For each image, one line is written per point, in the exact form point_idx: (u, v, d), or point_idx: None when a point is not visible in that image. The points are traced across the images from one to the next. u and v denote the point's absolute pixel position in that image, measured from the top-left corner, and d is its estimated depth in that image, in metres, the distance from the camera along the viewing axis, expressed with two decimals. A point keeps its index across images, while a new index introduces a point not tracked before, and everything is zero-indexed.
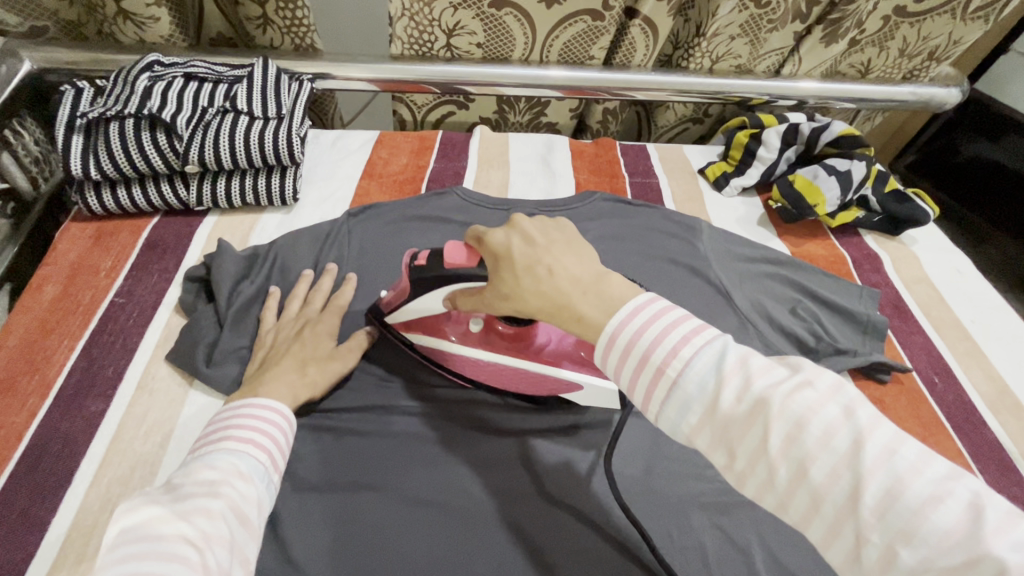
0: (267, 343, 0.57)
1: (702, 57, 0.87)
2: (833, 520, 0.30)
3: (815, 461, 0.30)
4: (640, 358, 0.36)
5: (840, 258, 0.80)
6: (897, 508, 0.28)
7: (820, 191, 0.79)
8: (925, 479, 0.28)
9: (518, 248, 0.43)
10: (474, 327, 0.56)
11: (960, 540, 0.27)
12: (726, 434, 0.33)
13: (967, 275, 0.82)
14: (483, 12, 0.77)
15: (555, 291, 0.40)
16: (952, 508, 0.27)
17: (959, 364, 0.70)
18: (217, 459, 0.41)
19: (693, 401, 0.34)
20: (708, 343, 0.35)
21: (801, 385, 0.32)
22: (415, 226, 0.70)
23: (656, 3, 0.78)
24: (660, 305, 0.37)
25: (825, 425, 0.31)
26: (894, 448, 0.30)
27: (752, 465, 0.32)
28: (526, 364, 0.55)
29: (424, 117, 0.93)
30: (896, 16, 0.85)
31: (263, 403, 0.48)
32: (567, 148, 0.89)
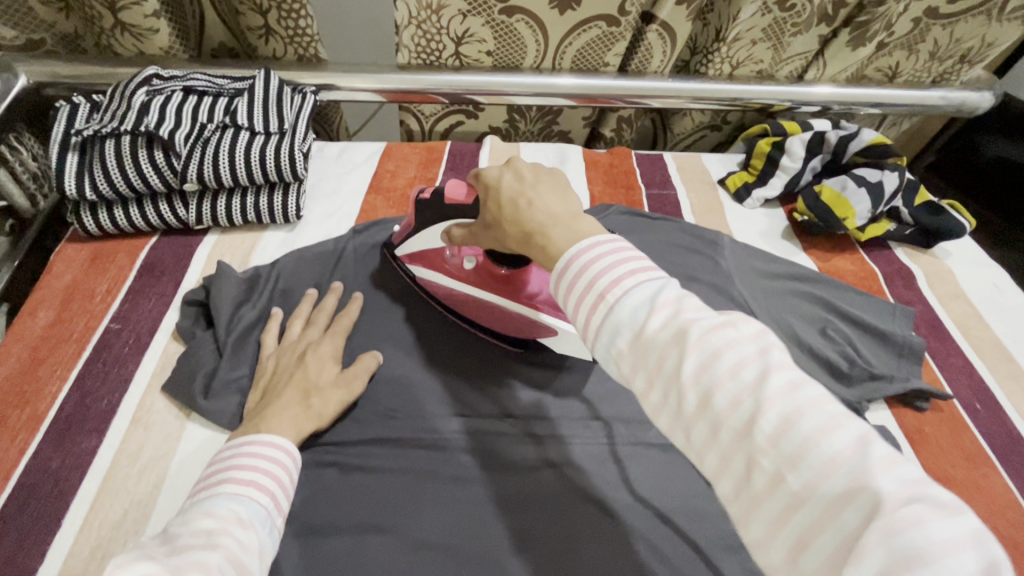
0: (268, 369, 0.54)
1: (722, 63, 0.83)
2: (727, 448, 0.28)
3: (720, 388, 0.28)
4: (582, 282, 0.34)
5: (871, 273, 0.76)
6: (790, 435, 0.26)
7: (849, 204, 0.75)
8: (822, 411, 0.27)
9: (506, 185, 0.43)
10: (467, 264, 0.59)
11: (846, 471, 0.25)
12: (642, 359, 0.31)
13: (1006, 290, 0.77)
14: (494, 19, 0.73)
15: (526, 219, 0.40)
16: (844, 438, 0.26)
17: (1002, 389, 0.66)
18: (215, 505, 0.38)
19: (621, 326, 0.32)
20: (651, 279, 0.33)
21: (725, 321, 0.30)
22: None
23: (674, 7, 0.74)
24: (619, 242, 0.35)
25: (739, 356, 0.29)
26: (799, 384, 0.28)
27: (662, 390, 0.30)
28: (508, 303, 0.57)
29: (432, 128, 0.90)
30: (927, 18, 0.81)
31: (267, 441, 0.45)
32: (580, 158, 0.85)
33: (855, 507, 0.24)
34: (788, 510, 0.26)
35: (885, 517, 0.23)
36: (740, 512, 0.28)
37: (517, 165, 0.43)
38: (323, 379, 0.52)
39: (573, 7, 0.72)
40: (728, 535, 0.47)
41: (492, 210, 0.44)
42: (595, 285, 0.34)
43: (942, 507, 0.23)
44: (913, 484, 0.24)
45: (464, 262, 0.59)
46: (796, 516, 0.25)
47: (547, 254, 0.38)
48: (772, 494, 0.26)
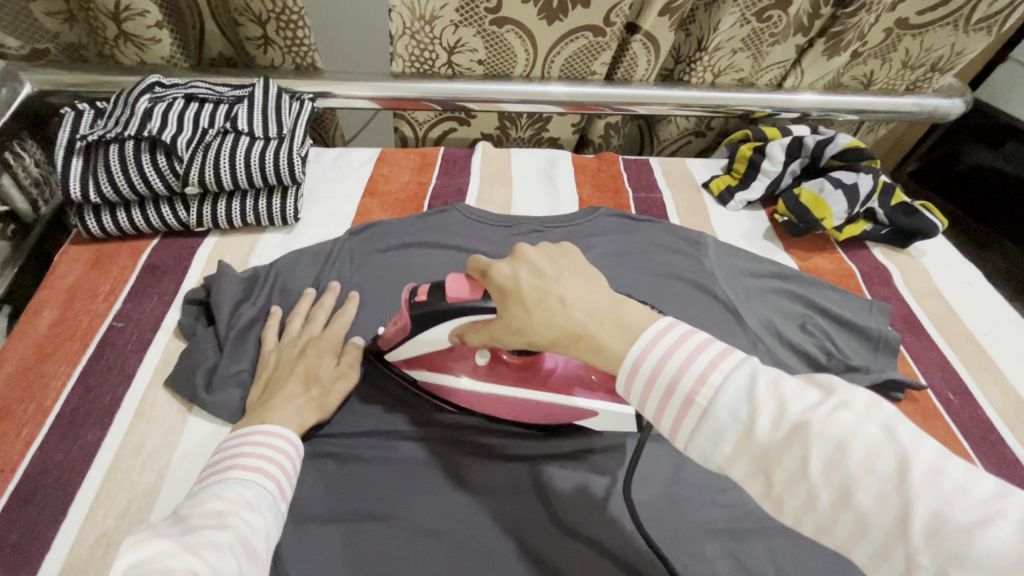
0: (269, 364, 0.55)
1: (705, 71, 0.87)
2: (882, 546, 0.29)
3: (860, 485, 0.29)
4: (667, 386, 0.35)
5: (848, 271, 0.79)
6: (947, 531, 0.27)
7: (826, 205, 0.78)
8: (971, 498, 0.28)
9: (525, 281, 0.41)
10: (481, 361, 0.53)
11: (1020, 564, 0.26)
12: (766, 463, 0.32)
13: (978, 287, 0.80)
14: (485, 29, 0.76)
15: (569, 320, 0.38)
16: (1005, 527, 0.27)
17: (974, 381, 0.69)
18: (225, 489, 0.40)
19: (727, 429, 0.33)
20: (737, 366, 0.34)
21: (838, 406, 0.31)
22: (417, 244, 0.69)
23: (657, 18, 0.78)
24: (689, 332, 0.37)
25: (866, 448, 0.30)
26: (937, 468, 0.29)
27: (790, 490, 0.31)
28: (538, 395, 0.52)
29: (426, 134, 0.93)
30: (898, 28, 0.85)
31: (272, 430, 0.47)
32: (569, 163, 0.88)
33: None
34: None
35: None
36: None
37: (530, 258, 0.42)
38: (323, 372, 0.54)
39: (560, 17, 0.76)
40: (708, 518, 0.50)
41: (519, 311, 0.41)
42: (684, 387, 0.35)
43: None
44: None
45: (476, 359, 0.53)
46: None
47: (606, 356, 0.38)
48: None
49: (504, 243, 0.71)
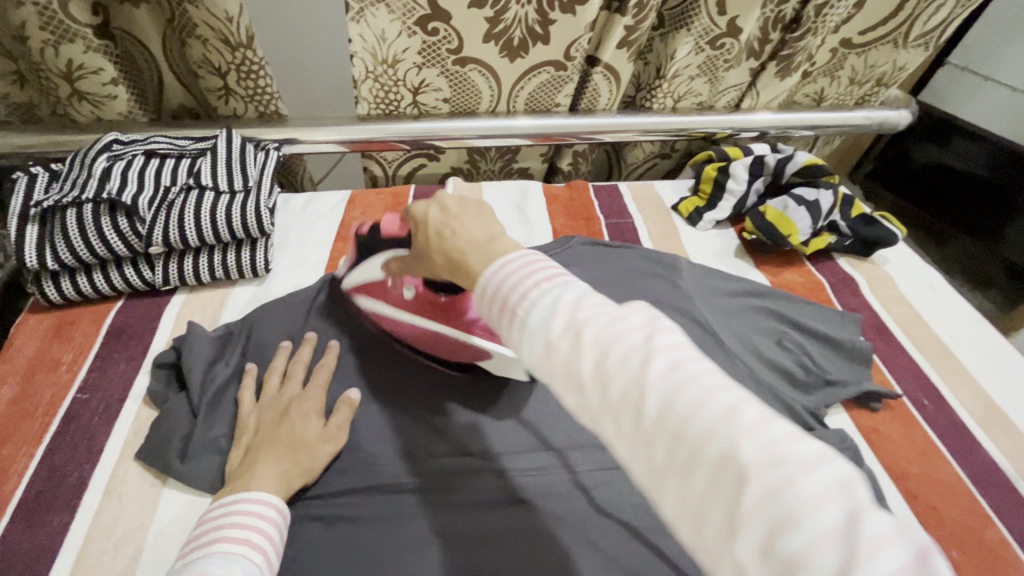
0: (250, 426, 0.54)
1: (665, 97, 0.89)
2: (625, 439, 0.30)
3: (611, 381, 0.30)
4: (492, 297, 0.37)
5: (818, 284, 0.81)
6: (672, 417, 0.28)
7: (792, 222, 0.80)
8: (698, 386, 0.29)
9: (434, 218, 0.45)
10: (408, 293, 0.58)
11: (718, 442, 0.27)
12: (548, 363, 0.33)
13: (941, 290, 0.83)
14: (448, 69, 0.77)
15: (452, 248, 0.42)
16: (717, 409, 0.28)
17: (946, 383, 0.71)
18: (209, 565, 0.39)
19: (530, 336, 0.34)
20: (555, 283, 0.35)
21: (616, 314, 0.33)
22: None
23: (615, 51, 0.80)
24: (529, 254, 0.38)
25: (624, 347, 0.31)
26: (680, 361, 0.30)
27: (568, 392, 0.33)
28: (444, 330, 0.57)
29: (395, 172, 0.92)
30: (843, 48, 0.89)
31: (256, 497, 0.46)
32: (540, 193, 0.89)
33: (729, 476, 0.26)
34: (678, 489, 0.28)
35: (762, 485, 0.26)
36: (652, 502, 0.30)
37: (441, 196, 0.46)
38: (307, 432, 0.53)
39: (522, 54, 0.77)
40: None
41: (422, 242, 0.46)
42: (500, 298, 0.36)
43: (808, 465, 0.25)
44: (780, 446, 0.26)
45: (403, 291, 0.59)
46: (686, 494, 0.28)
47: (471, 278, 0.40)
48: (666, 477, 0.28)
49: None
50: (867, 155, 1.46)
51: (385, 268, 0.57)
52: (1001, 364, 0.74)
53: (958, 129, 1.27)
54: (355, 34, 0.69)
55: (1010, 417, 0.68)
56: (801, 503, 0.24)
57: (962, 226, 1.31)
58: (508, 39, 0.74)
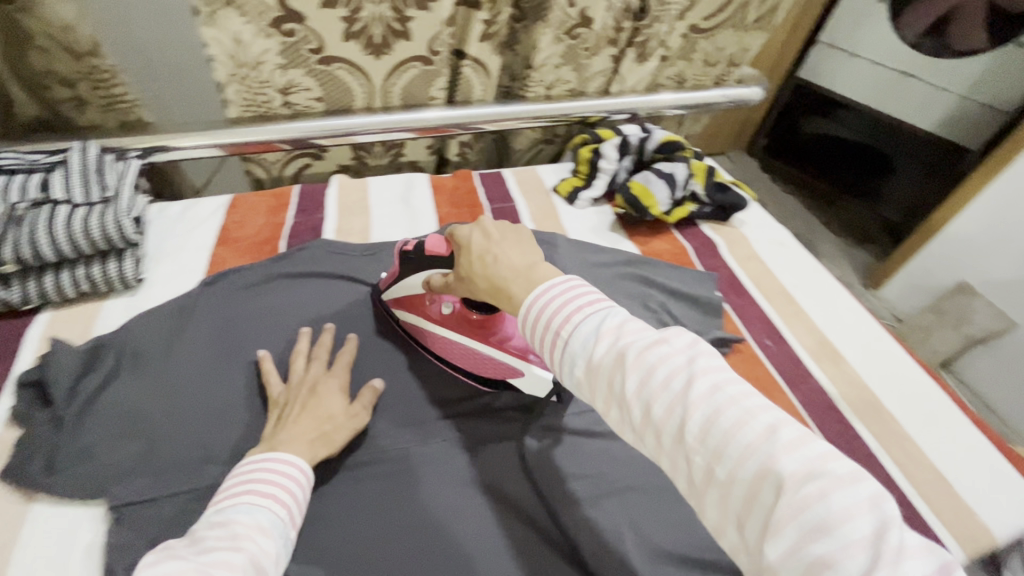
0: (280, 401, 0.59)
1: (537, 86, 0.95)
2: (672, 448, 0.38)
3: (657, 399, 0.38)
4: (544, 324, 0.46)
5: (682, 249, 0.90)
6: (713, 432, 0.36)
7: (653, 194, 0.88)
8: (737, 408, 0.36)
9: (478, 241, 0.54)
10: (446, 309, 0.66)
11: (756, 455, 0.34)
12: (598, 379, 0.42)
13: (789, 245, 0.94)
14: (314, 69, 0.78)
15: (495, 274, 0.52)
16: (754, 427, 0.35)
17: (786, 324, 0.81)
18: (241, 513, 0.46)
19: (579, 356, 0.43)
20: (597, 312, 0.44)
21: (658, 342, 0.40)
22: (281, 284, 0.73)
23: (480, 45, 0.84)
24: (574, 283, 0.47)
25: (668, 370, 0.39)
26: (719, 386, 0.38)
27: (619, 406, 0.41)
28: (481, 347, 0.65)
29: (281, 172, 0.93)
30: (692, 33, 0.98)
31: (285, 458, 0.52)
32: (426, 184, 0.93)
33: (764, 483, 0.33)
34: (720, 494, 0.35)
35: (795, 492, 0.32)
36: (698, 503, 0.38)
37: (481, 222, 0.55)
38: (333, 408, 0.59)
39: (386, 51, 0.79)
40: (566, 493, 0.58)
41: (466, 265, 0.55)
42: (555, 325, 0.45)
43: (837, 480, 0.32)
44: (813, 462, 0.33)
45: (443, 307, 0.66)
46: (728, 497, 0.35)
47: (512, 303, 0.50)
48: (709, 481, 0.36)
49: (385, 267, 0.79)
50: (761, 131, 1.62)
51: (428, 287, 0.63)
52: (833, 305, 0.85)
53: (841, 104, 1.47)
54: (210, 38, 0.70)
55: (838, 348, 0.78)
56: (828, 512, 0.31)
57: (846, 191, 1.54)
58: (369, 36, 0.76)
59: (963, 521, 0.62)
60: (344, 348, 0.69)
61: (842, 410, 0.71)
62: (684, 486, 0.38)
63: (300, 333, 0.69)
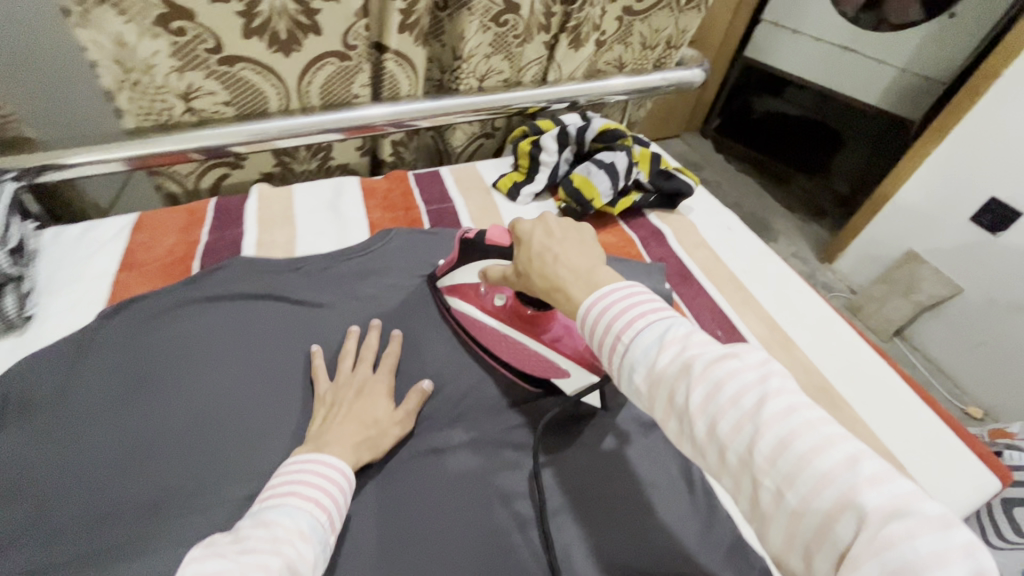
0: (326, 401, 0.60)
1: (469, 78, 0.89)
2: (736, 468, 0.37)
3: (725, 416, 0.38)
4: (605, 325, 0.45)
5: (630, 240, 0.87)
6: (786, 455, 0.35)
7: (594, 186, 0.84)
8: (814, 434, 0.35)
9: (539, 239, 0.56)
10: (499, 301, 0.68)
11: (832, 483, 0.33)
12: (659, 387, 0.41)
13: (737, 230, 0.92)
14: (216, 71, 0.71)
15: (554, 272, 0.52)
16: (834, 456, 0.34)
17: (736, 313, 0.79)
18: (283, 514, 0.44)
19: (639, 364, 0.42)
20: (662, 320, 0.44)
21: (730, 356, 0.39)
22: (193, 310, 0.67)
23: (400, 37, 0.78)
24: (636, 288, 0.46)
25: (739, 386, 0.38)
26: (795, 408, 0.36)
27: (679, 419, 0.40)
28: (528, 342, 0.66)
29: (197, 185, 0.85)
30: (626, 16, 0.94)
31: (332, 463, 0.51)
32: (356, 189, 0.87)
33: (843, 514, 0.32)
34: (789, 519, 0.35)
35: (879, 528, 0.31)
36: (761, 525, 0.37)
37: (545, 220, 0.57)
38: (378, 413, 0.60)
39: (296, 48, 0.73)
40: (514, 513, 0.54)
41: (526, 259, 0.56)
42: (616, 328, 0.44)
43: (928, 522, 0.30)
44: (900, 500, 0.32)
45: (495, 299, 0.68)
46: (800, 525, 0.34)
47: (570, 303, 0.50)
48: (777, 506, 0.35)
49: (311, 282, 0.73)
50: None
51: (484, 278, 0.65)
52: (782, 289, 0.84)
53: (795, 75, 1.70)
54: (86, 41, 0.62)
55: (789, 335, 0.77)
56: (920, 556, 0.29)
57: None
58: (274, 32, 0.70)
59: None
60: (267, 376, 0.63)
61: None
62: (746, 507, 0.38)
63: (217, 364, 0.63)
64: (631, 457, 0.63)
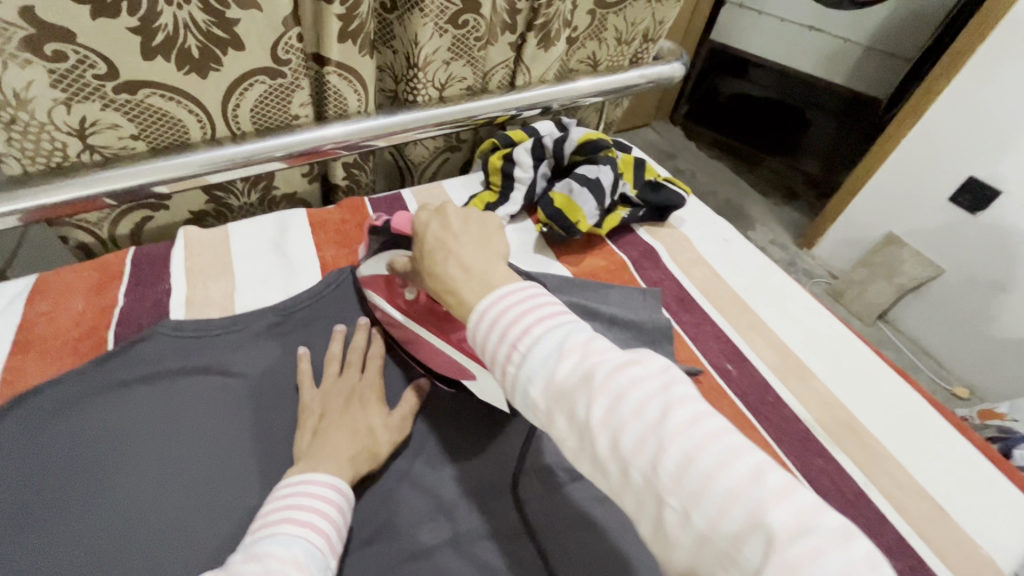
0: (315, 411, 0.56)
1: (427, 87, 0.78)
2: (640, 487, 0.33)
3: (627, 430, 0.34)
4: (497, 332, 0.40)
5: (619, 262, 0.78)
6: (691, 473, 0.32)
7: (579, 206, 0.74)
8: (720, 446, 0.32)
9: (435, 232, 0.51)
10: (409, 295, 0.63)
11: (737, 501, 0.30)
12: (556, 399, 0.37)
13: (734, 242, 0.85)
14: (115, 100, 0.58)
15: (445, 271, 0.47)
16: (740, 470, 0.31)
17: (745, 340, 0.71)
18: (277, 543, 0.41)
19: (536, 375, 0.38)
20: (559, 325, 0.39)
21: (631, 363, 0.36)
22: (108, 397, 0.54)
23: (342, 46, 0.67)
24: (535, 291, 0.42)
25: (642, 396, 0.34)
26: (699, 418, 0.33)
27: (580, 434, 0.36)
28: (436, 340, 0.61)
29: (112, 233, 0.72)
30: (599, 9, 0.84)
31: (325, 481, 0.48)
32: (305, 223, 0.76)
33: (749, 536, 0.30)
34: (694, 542, 0.31)
35: (786, 551, 0.28)
36: (664, 548, 0.33)
37: (444, 214, 0.52)
38: (373, 421, 0.56)
39: (214, 67, 0.61)
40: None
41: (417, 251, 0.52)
42: (510, 335, 0.40)
43: (836, 539, 0.28)
44: (804, 516, 0.29)
45: (407, 295, 0.64)
46: (704, 550, 0.31)
47: (462, 307, 0.45)
48: (683, 529, 0.32)
49: (255, 344, 0.62)
50: None
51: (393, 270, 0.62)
52: (789, 306, 0.76)
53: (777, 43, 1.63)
54: None
55: (803, 361, 0.69)
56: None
57: None
58: (182, 50, 0.58)
59: (969, 557, 0.53)
60: (204, 475, 0.52)
61: (821, 440, 0.61)
62: (649, 530, 0.34)
63: (141, 467, 0.51)
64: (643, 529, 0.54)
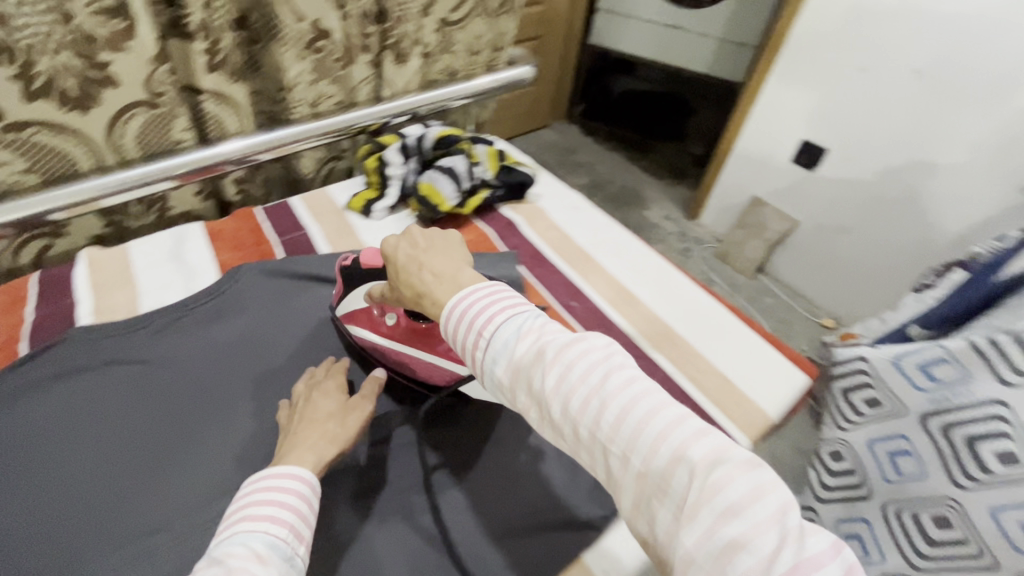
0: (288, 426, 0.61)
1: (299, 106, 0.90)
2: (590, 440, 0.41)
3: (576, 393, 0.41)
4: (466, 323, 0.47)
5: (485, 236, 0.93)
6: (629, 424, 0.39)
7: (439, 192, 0.90)
8: (650, 400, 0.40)
9: (405, 251, 0.56)
10: (390, 320, 0.69)
11: (665, 442, 0.38)
12: (518, 375, 0.44)
13: (582, 208, 1.01)
14: (4, 139, 0.66)
15: (420, 279, 0.53)
16: (666, 418, 0.39)
17: (586, 282, 0.87)
18: (237, 544, 0.46)
19: (500, 355, 0.45)
20: (517, 312, 0.46)
21: (579, 339, 0.43)
22: (27, 394, 0.62)
23: (212, 77, 0.78)
24: (496, 287, 0.49)
25: (588, 364, 0.42)
26: (633, 380, 0.41)
27: (539, 402, 0.43)
28: (426, 355, 0.67)
29: (15, 262, 0.79)
30: (443, 27, 0.99)
31: (283, 473, 0.52)
32: (201, 235, 0.85)
33: (676, 469, 0.37)
34: (635, 480, 0.39)
35: (704, 478, 0.36)
36: (613, 486, 0.41)
37: (410, 235, 0.57)
38: (330, 411, 0.62)
39: (94, 102, 0.70)
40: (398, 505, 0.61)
41: (392, 273, 0.56)
42: (477, 325, 0.46)
43: (739, 465, 0.37)
44: (718, 450, 0.38)
45: (388, 319, 0.69)
46: (643, 485, 0.39)
47: (438, 306, 0.50)
48: (625, 469, 0.40)
49: (161, 336, 0.71)
50: None
51: (370, 300, 0.68)
52: (625, 254, 0.93)
53: None
54: None
55: (633, 293, 0.86)
56: (736, 496, 0.35)
57: None
58: (62, 91, 0.67)
59: (741, 410, 0.72)
60: (121, 443, 0.61)
61: (641, 346, 0.78)
62: (604, 473, 0.42)
63: (62, 444, 0.60)
64: (504, 433, 0.69)
